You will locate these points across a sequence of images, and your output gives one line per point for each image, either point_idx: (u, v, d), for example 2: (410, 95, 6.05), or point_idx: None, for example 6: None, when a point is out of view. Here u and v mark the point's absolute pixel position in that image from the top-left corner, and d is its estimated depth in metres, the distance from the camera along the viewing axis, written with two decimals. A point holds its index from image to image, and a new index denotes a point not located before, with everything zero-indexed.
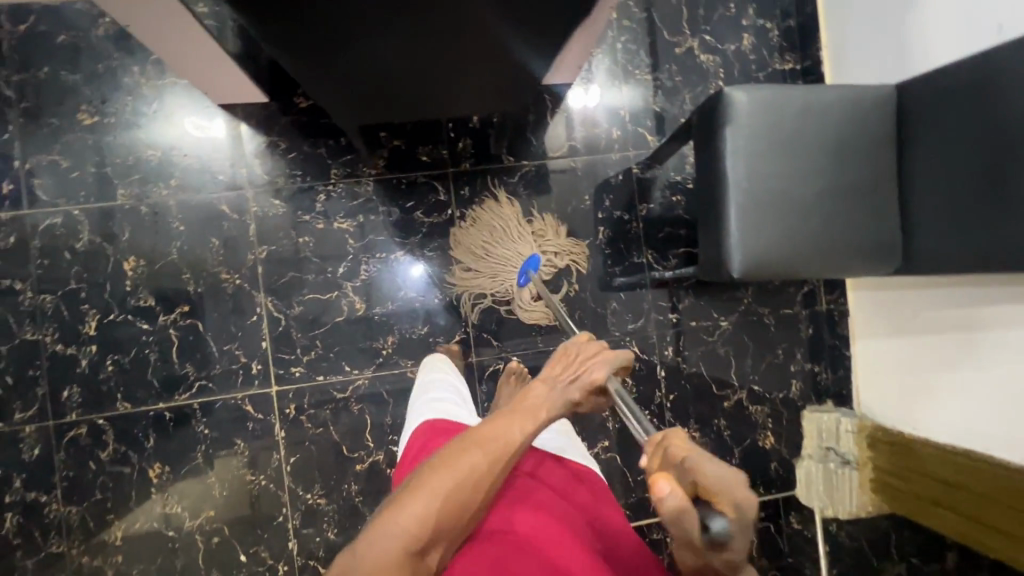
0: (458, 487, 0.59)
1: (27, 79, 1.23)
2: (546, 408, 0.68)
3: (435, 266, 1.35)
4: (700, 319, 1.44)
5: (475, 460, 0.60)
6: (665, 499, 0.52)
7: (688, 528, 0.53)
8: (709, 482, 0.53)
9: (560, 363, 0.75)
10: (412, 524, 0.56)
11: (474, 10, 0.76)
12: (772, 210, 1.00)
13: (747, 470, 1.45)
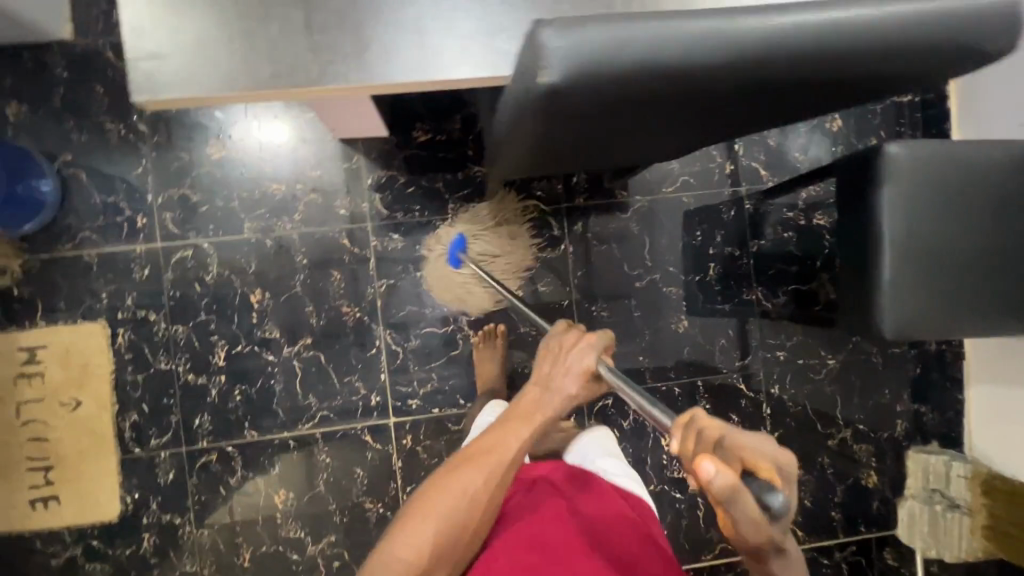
0: (448, 518, 0.68)
1: (159, 114, 1.26)
2: (535, 415, 0.73)
3: (548, 301, 1.36)
4: (807, 357, 1.43)
5: (461, 483, 0.70)
6: (722, 486, 0.48)
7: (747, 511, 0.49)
8: (754, 455, 0.51)
9: (545, 367, 0.75)
10: (407, 556, 0.66)
11: (715, 115, 0.71)
12: (924, 270, 0.99)
13: (849, 508, 1.45)
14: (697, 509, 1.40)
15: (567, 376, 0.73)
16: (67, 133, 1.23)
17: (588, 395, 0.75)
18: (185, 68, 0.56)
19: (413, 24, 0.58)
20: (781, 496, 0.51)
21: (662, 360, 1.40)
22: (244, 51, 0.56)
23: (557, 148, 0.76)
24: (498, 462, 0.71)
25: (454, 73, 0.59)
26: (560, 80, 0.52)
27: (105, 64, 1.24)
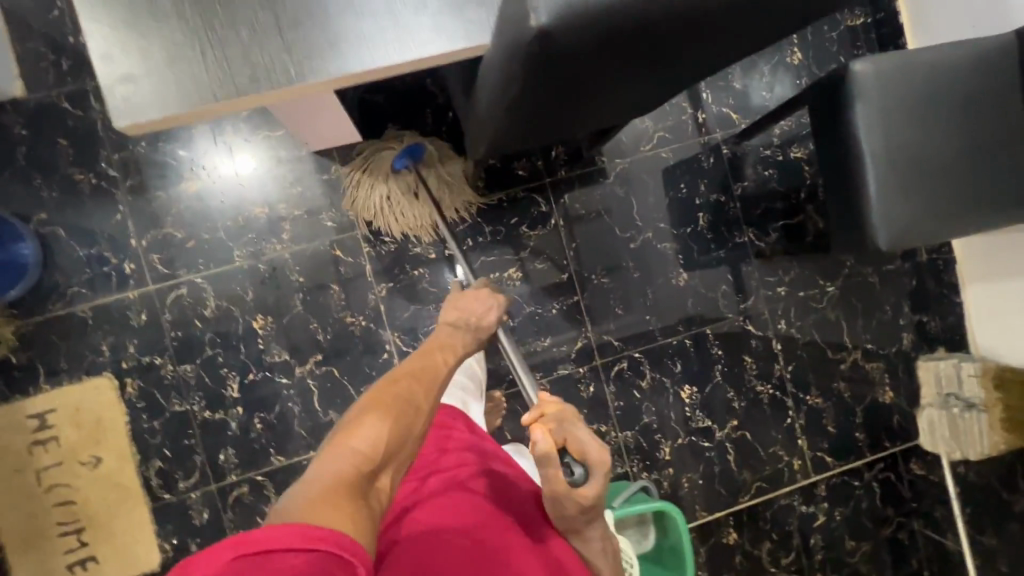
0: (403, 416, 0.71)
1: (128, 157, 1.24)
2: (459, 344, 0.91)
3: (549, 276, 1.38)
4: (807, 288, 1.46)
5: (412, 387, 0.76)
6: (540, 447, 0.73)
7: (555, 470, 0.73)
8: (575, 439, 0.75)
9: (455, 312, 0.95)
10: (363, 445, 0.65)
11: (685, 60, 0.74)
12: (905, 173, 1.01)
13: (871, 426, 1.49)
14: (727, 453, 1.43)
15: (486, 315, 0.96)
16: (38, 191, 1.21)
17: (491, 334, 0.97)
18: (166, 93, 0.58)
19: (385, 12, 0.60)
20: (585, 471, 0.75)
21: (669, 316, 1.42)
22: (218, 63, 0.58)
23: (545, 115, 0.77)
24: (438, 371, 0.82)
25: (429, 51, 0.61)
26: (547, 21, 0.56)
27: (63, 115, 1.22)
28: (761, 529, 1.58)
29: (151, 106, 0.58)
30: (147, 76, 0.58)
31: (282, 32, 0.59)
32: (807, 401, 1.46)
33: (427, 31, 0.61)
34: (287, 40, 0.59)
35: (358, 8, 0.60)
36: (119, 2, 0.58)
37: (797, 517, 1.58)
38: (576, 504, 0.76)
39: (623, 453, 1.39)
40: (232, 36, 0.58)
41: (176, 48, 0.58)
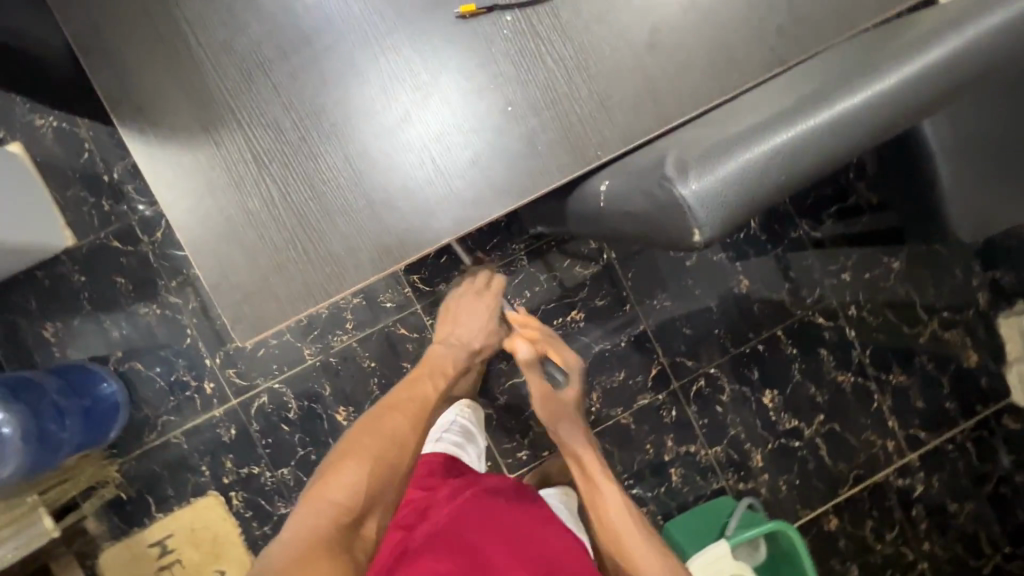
0: (383, 456, 0.78)
1: (185, 281, 1.26)
2: (447, 365, 1.02)
3: (611, 311, 1.36)
4: (872, 269, 1.42)
5: (397, 423, 0.84)
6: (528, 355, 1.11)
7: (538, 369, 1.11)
8: (552, 350, 1.13)
9: (448, 323, 1.09)
10: (340, 495, 0.72)
11: None
12: (993, 189, 0.97)
13: (960, 394, 1.46)
14: (819, 448, 1.42)
15: (469, 335, 1.07)
16: (109, 332, 1.24)
17: (490, 336, 1.11)
18: (283, 302, 0.61)
19: (473, 170, 0.61)
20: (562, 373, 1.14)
21: (738, 324, 1.40)
22: (315, 259, 0.61)
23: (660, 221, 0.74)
24: (424, 403, 0.92)
25: (525, 195, 0.61)
26: (712, 233, 0.54)
27: (116, 253, 1.24)
28: (860, 509, 1.57)
29: (268, 317, 0.61)
30: (258, 292, 0.61)
31: (375, 219, 0.61)
32: (891, 381, 1.44)
33: (515, 176, 0.61)
34: (380, 222, 0.61)
35: (443, 173, 0.61)
36: (219, 225, 0.60)
37: (895, 492, 1.58)
38: (556, 405, 1.09)
39: (716, 468, 1.39)
40: (328, 234, 0.61)
41: (279, 260, 0.61)
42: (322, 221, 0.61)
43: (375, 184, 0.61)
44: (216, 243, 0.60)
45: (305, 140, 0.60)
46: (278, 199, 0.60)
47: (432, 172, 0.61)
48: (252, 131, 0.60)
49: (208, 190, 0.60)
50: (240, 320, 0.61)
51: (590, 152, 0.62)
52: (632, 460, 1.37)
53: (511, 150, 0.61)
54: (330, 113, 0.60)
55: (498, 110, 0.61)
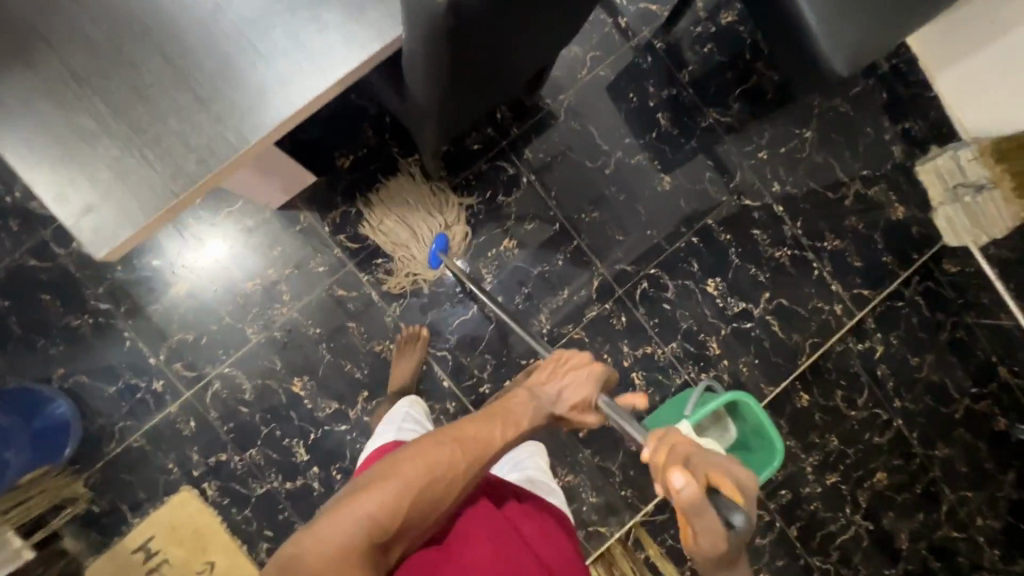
0: (432, 483, 0.71)
1: (113, 285, 1.25)
2: (524, 419, 0.84)
3: (541, 233, 1.38)
4: (786, 143, 1.45)
5: (456, 456, 0.74)
6: (684, 487, 0.64)
7: (709, 511, 0.63)
8: (720, 474, 0.66)
9: (546, 373, 0.93)
10: (376, 513, 0.67)
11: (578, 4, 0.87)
12: (855, 11, 1.00)
13: (895, 246, 1.50)
14: (771, 325, 1.45)
15: (561, 392, 0.91)
16: (45, 351, 1.23)
17: (578, 416, 0.92)
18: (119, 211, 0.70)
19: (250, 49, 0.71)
20: (740, 510, 0.64)
21: (669, 223, 1.42)
22: (153, 170, 0.70)
23: (471, 81, 0.82)
24: (488, 446, 0.78)
25: (314, 88, 0.71)
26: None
27: (35, 272, 1.23)
28: (826, 380, 1.62)
29: (117, 228, 0.70)
30: (104, 206, 0.70)
31: (192, 125, 0.71)
32: (826, 248, 1.47)
33: (304, 74, 0.71)
34: (200, 129, 0.71)
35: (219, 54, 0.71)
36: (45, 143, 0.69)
37: (855, 355, 1.63)
38: (723, 539, 0.63)
39: (677, 365, 1.41)
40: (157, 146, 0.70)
41: (116, 172, 0.70)
42: (148, 136, 0.70)
43: (185, 98, 0.71)
44: (58, 169, 0.69)
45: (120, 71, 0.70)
46: (109, 124, 0.70)
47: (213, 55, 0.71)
48: (76, 73, 0.70)
49: (45, 125, 0.69)
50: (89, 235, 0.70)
51: (360, 41, 0.72)
52: None
53: (294, 50, 0.71)
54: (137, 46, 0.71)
55: (278, 19, 0.71)
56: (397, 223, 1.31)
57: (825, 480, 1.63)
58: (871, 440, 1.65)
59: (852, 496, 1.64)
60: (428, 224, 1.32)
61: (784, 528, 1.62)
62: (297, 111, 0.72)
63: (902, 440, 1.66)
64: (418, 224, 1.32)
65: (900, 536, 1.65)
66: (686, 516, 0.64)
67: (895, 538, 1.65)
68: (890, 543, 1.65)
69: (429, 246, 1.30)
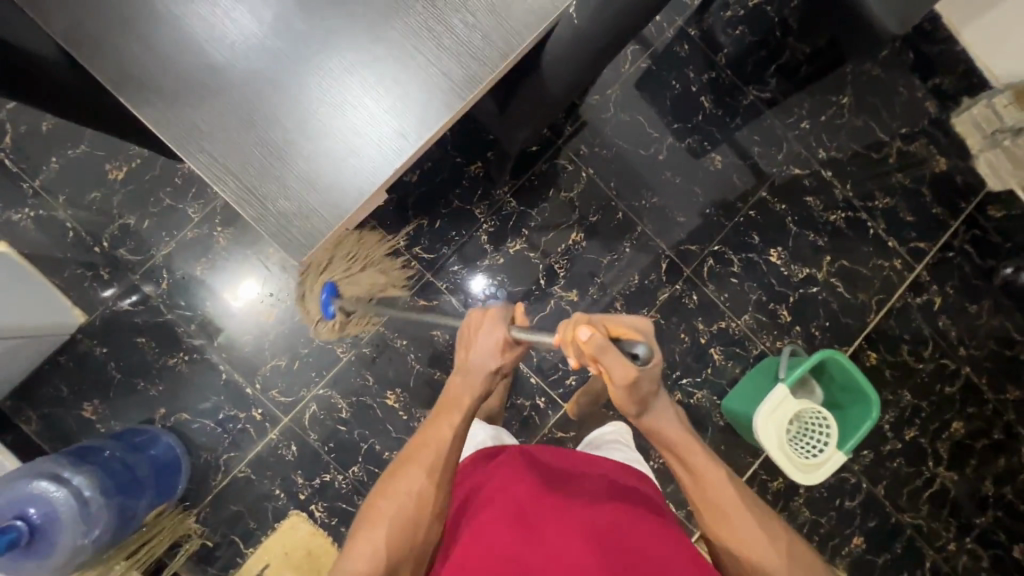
0: (403, 511, 0.78)
1: (203, 321, 1.29)
2: (461, 398, 0.83)
3: (606, 224, 1.42)
4: (826, 110, 1.51)
5: (411, 482, 0.79)
6: (592, 337, 0.70)
7: (616, 354, 0.70)
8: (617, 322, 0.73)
9: (462, 350, 0.84)
10: (363, 564, 0.74)
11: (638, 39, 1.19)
12: None
13: (943, 197, 1.54)
14: (836, 287, 1.49)
15: (486, 358, 0.82)
16: (145, 393, 1.26)
17: (512, 360, 0.84)
18: (307, 227, 0.75)
19: (408, 54, 0.75)
20: (643, 342, 0.72)
21: (725, 199, 1.47)
22: (339, 176, 0.75)
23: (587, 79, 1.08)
24: (440, 452, 0.81)
25: (491, 75, 0.75)
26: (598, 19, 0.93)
27: (130, 316, 1.27)
28: (890, 337, 1.65)
29: (309, 236, 0.75)
30: (299, 216, 0.75)
31: (378, 126, 0.75)
32: (877, 206, 1.52)
33: (481, 66, 0.75)
34: (377, 133, 0.75)
35: (379, 62, 0.75)
36: (230, 171, 0.74)
37: (917, 308, 1.66)
38: (632, 371, 0.71)
39: (751, 336, 1.44)
40: (348, 150, 0.75)
41: (309, 181, 0.75)
42: (333, 144, 0.75)
43: (371, 102, 0.75)
44: (253, 186, 0.75)
45: (304, 83, 0.74)
46: (289, 138, 0.75)
47: (374, 61, 0.75)
48: (239, 100, 0.74)
49: (232, 150, 0.74)
50: (292, 244, 0.76)
51: (530, 29, 0.75)
52: (672, 354, 1.42)
53: (469, 43, 0.75)
54: (318, 56, 0.74)
55: (455, 14, 0.75)
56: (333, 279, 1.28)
57: (903, 436, 1.66)
58: (942, 391, 1.67)
59: (931, 448, 1.66)
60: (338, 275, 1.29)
61: (869, 488, 1.64)
62: (456, 113, 0.76)
63: (973, 387, 1.68)
64: (328, 267, 1.27)
65: (986, 483, 1.67)
66: (596, 363, 0.72)
67: (980, 485, 1.67)
68: (977, 491, 1.67)
69: (318, 292, 1.24)
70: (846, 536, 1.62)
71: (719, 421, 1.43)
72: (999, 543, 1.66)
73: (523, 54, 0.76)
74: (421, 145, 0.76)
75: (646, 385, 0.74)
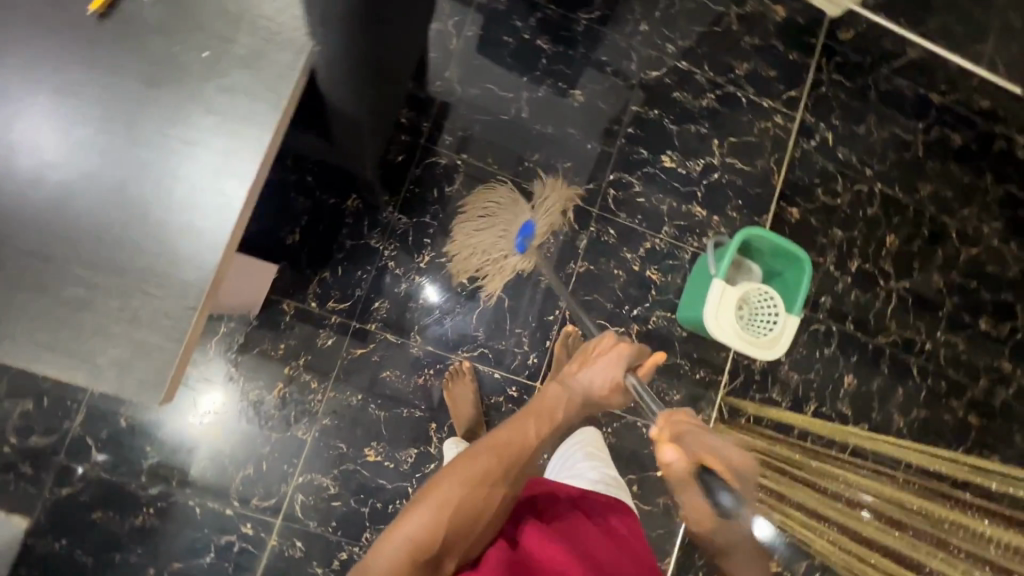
0: (473, 488, 0.76)
1: (152, 468, 1.22)
2: (560, 408, 0.93)
3: (504, 200, 1.40)
4: (657, 5, 1.51)
5: (489, 464, 0.79)
6: (675, 460, 0.78)
7: (695, 485, 0.78)
8: (714, 455, 0.77)
9: (575, 368, 1.05)
10: (414, 536, 0.71)
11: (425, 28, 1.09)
12: None
13: (793, 41, 1.58)
14: (734, 165, 1.52)
15: (593, 378, 1.01)
16: (126, 563, 1.19)
17: (612, 395, 1.02)
18: (143, 370, 0.62)
19: (175, 144, 0.65)
20: (728, 489, 0.76)
21: (602, 128, 1.46)
22: (159, 299, 0.63)
23: (391, 99, 0.98)
24: (526, 447, 0.84)
25: (271, 134, 0.67)
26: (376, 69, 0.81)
27: (74, 498, 1.19)
28: (801, 187, 1.71)
29: (149, 379, 0.62)
30: (128, 362, 0.62)
31: (178, 232, 0.64)
32: (740, 75, 1.54)
33: (260, 124, 0.67)
34: (181, 237, 0.64)
35: (150, 164, 0.65)
36: (23, 348, 0.61)
37: (813, 151, 1.72)
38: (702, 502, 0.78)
39: (678, 244, 1.47)
40: (157, 267, 0.63)
41: (128, 317, 0.62)
42: (137, 269, 0.63)
43: (159, 208, 0.64)
44: (61, 353, 0.61)
45: (72, 216, 0.63)
46: (82, 284, 0.62)
47: (143, 164, 0.64)
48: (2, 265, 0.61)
49: (17, 325, 0.61)
50: (134, 397, 0.62)
51: (289, 70, 0.68)
52: (615, 292, 1.43)
53: (244, 94, 0.67)
54: (76, 174, 0.63)
55: (204, 84, 0.66)
56: (479, 238, 1.36)
57: (848, 269, 1.73)
58: (864, 215, 1.75)
59: (875, 268, 1.75)
60: (495, 232, 1.37)
61: (839, 328, 1.72)
62: (255, 183, 0.67)
63: (888, 200, 1.76)
64: (476, 244, 1.36)
65: (933, 277, 1.79)
66: (670, 480, 0.80)
67: (927, 282, 1.77)
68: (928, 288, 1.78)
69: (519, 228, 1.35)
70: (835, 379, 1.70)
71: (682, 333, 1.46)
72: (962, 324, 1.79)
73: (296, 98, 0.69)
74: (235, 230, 0.66)
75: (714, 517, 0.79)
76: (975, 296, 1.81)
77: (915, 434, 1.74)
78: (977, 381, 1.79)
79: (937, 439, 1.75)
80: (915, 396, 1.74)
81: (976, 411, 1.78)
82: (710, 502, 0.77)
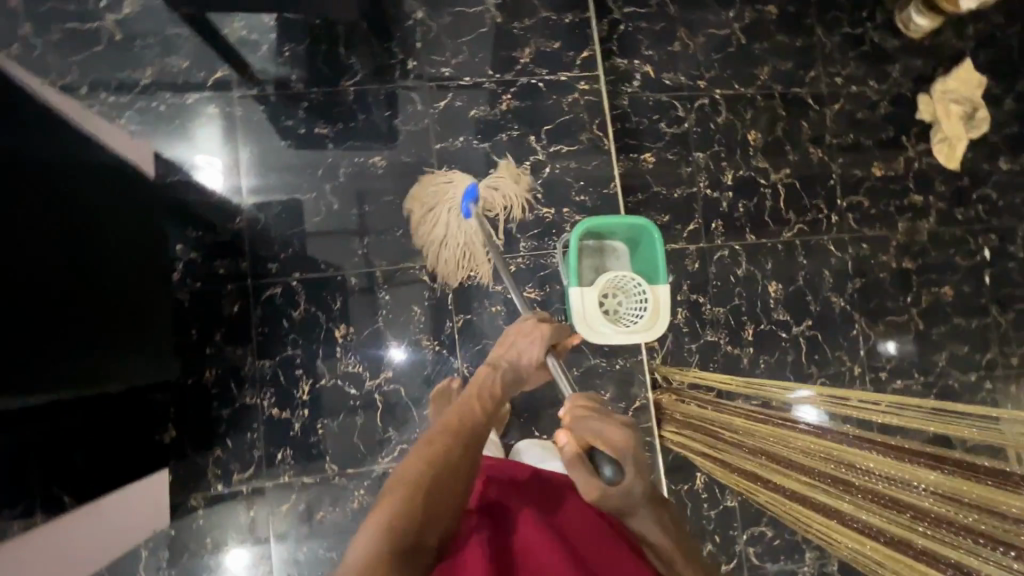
0: (440, 454, 0.78)
1: None
2: (496, 386, 1.00)
3: (353, 297, 1.35)
4: (415, 38, 1.45)
5: (450, 436, 0.82)
6: (566, 438, 0.82)
7: (582, 464, 0.79)
8: (595, 438, 0.79)
9: (502, 349, 1.10)
10: (394, 509, 0.70)
11: (149, 242, 1.14)
12: None
13: (562, 5, 1.53)
14: (561, 151, 1.47)
15: (519, 360, 1.08)
16: None
17: (540, 373, 1.10)
18: None
19: None
20: (615, 464, 0.77)
21: (418, 180, 1.41)
22: None
23: (130, 334, 1.04)
24: (478, 415, 0.90)
25: None
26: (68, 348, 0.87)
27: None
28: (643, 130, 1.65)
29: None
30: None
31: None
32: (527, 62, 1.49)
33: None
34: None
35: None
36: None
37: (639, 92, 1.66)
38: (591, 482, 0.78)
39: (541, 253, 1.43)
40: None
41: None
42: None
43: None
44: None
45: None
46: None
47: None
48: None
49: None
50: None
51: None
52: (503, 327, 1.39)
53: None
54: None
55: None
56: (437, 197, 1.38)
57: (725, 184, 1.69)
58: (716, 125, 1.70)
59: (749, 171, 1.70)
60: (461, 187, 1.37)
61: (743, 244, 1.67)
62: None
63: (731, 101, 1.72)
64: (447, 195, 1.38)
65: (809, 152, 1.74)
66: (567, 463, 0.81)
67: (804, 159, 1.73)
68: (809, 164, 1.74)
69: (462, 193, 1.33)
70: (760, 293, 1.66)
71: None
72: (857, 181, 1.75)
73: None
74: None
75: (604, 505, 0.77)
76: (858, 148, 1.77)
77: (860, 305, 1.70)
78: (897, 227, 1.75)
79: (883, 300, 1.71)
80: (843, 271, 1.70)
81: (908, 255, 1.74)
82: (596, 474, 0.78)
